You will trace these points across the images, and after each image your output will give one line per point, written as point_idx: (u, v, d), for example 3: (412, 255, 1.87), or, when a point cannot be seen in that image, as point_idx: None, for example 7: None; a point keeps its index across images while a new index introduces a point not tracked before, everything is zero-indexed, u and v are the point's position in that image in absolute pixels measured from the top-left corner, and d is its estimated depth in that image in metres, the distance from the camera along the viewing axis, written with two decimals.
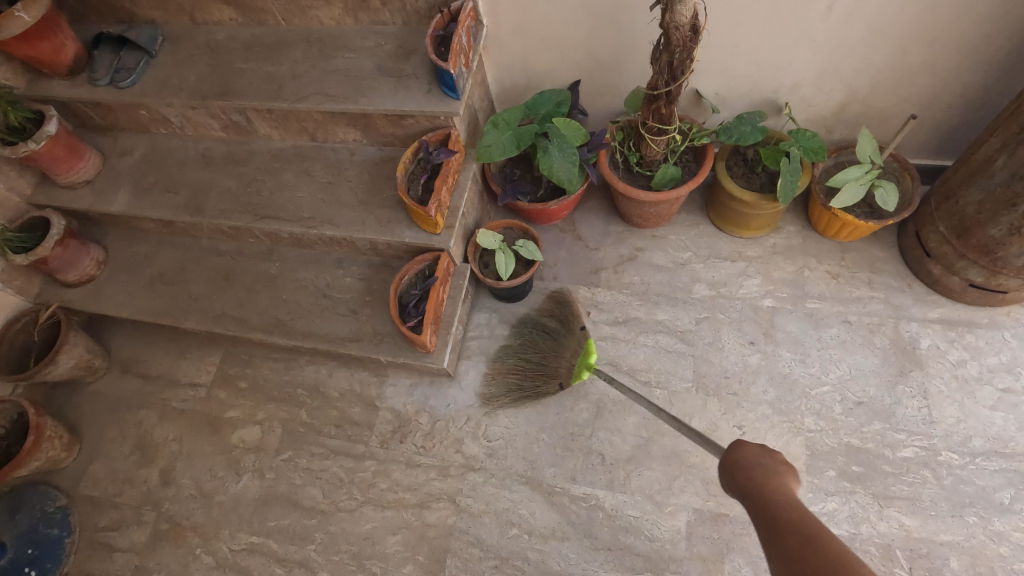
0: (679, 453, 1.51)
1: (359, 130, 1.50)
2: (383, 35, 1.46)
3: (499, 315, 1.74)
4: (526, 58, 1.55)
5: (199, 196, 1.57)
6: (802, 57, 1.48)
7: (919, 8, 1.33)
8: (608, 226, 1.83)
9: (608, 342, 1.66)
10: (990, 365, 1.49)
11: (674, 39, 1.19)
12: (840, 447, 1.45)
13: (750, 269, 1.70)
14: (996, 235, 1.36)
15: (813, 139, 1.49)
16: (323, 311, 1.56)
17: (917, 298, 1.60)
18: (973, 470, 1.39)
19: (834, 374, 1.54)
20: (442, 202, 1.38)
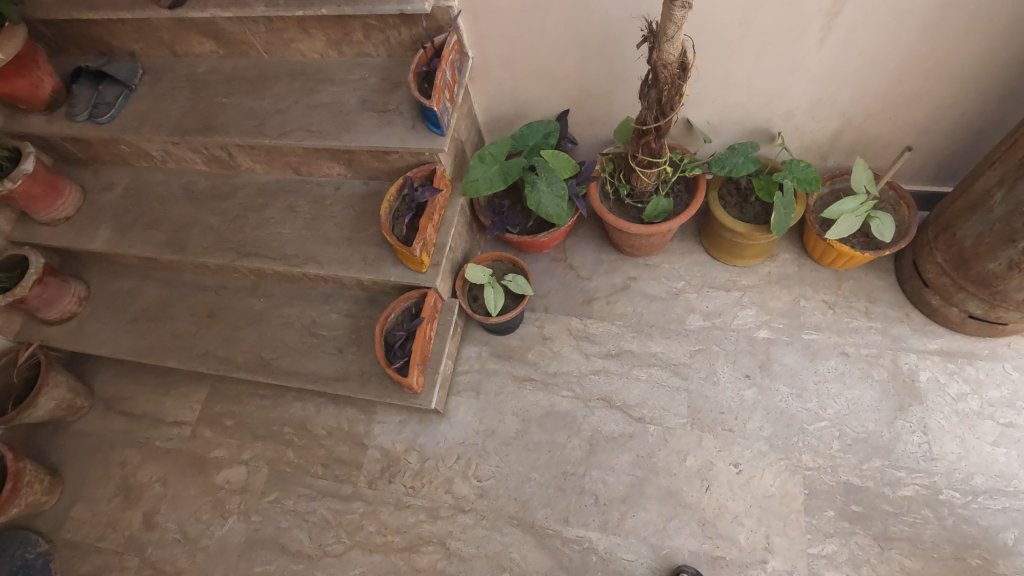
0: (674, 492, 1.46)
1: (344, 165, 1.53)
2: (367, 68, 1.52)
3: (490, 348, 1.72)
4: (513, 89, 1.56)
5: (182, 234, 1.60)
6: (791, 90, 1.39)
7: (917, 39, 1.21)
8: (601, 254, 1.80)
9: (601, 376, 1.63)
10: (990, 399, 1.45)
11: (662, 76, 1.15)
12: (839, 485, 1.42)
13: (744, 299, 1.66)
14: (996, 269, 1.29)
15: (807, 170, 1.44)
16: (308, 349, 1.58)
17: (916, 328, 1.55)
18: (976, 510, 1.35)
19: (832, 409, 1.50)
20: (427, 240, 1.40)
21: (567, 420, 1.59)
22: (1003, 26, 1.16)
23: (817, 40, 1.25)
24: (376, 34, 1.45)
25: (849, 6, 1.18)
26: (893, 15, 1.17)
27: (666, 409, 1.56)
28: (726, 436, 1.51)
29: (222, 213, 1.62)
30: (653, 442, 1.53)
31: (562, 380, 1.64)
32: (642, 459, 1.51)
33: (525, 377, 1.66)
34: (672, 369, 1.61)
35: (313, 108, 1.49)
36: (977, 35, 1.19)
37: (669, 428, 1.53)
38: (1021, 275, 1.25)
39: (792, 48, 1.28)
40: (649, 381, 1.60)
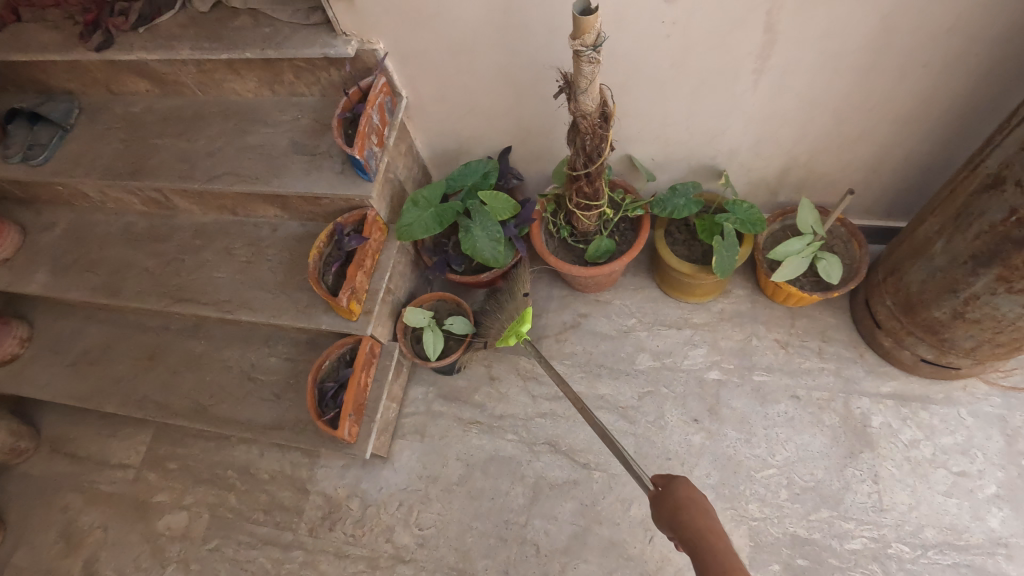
0: (616, 543, 1.42)
1: (278, 207, 1.49)
2: (301, 108, 1.49)
3: (436, 389, 1.68)
4: (452, 127, 1.52)
5: (118, 278, 1.57)
6: (730, 130, 1.34)
7: (852, 81, 1.17)
8: (552, 290, 1.76)
9: (547, 419, 1.59)
10: (944, 446, 1.40)
11: (582, 126, 1.11)
12: (785, 537, 1.37)
13: (696, 338, 1.62)
14: (941, 317, 1.24)
15: (750, 211, 1.39)
16: (246, 394, 1.55)
17: (869, 370, 1.50)
18: (924, 565, 1.30)
19: (781, 455, 1.45)
20: (357, 287, 1.36)
21: (511, 466, 1.55)
22: (938, 69, 1.11)
23: (750, 82, 1.21)
24: (306, 75, 1.41)
25: (778, 50, 1.13)
26: (824, 58, 1.13)
27: (612, 454, 1.52)
28: None
29: (160, 255, 1.58)
30: (598, 490, 1.48)
31: (508, 423, 1.60)
32: (585, 506, 1.47)
33: (470, 419, 1.62)
34: (619, 412, 1.56)
35: (245, 151, 1.45)
36: (913, 77, 1.14)
37: (613, 475, 1.49)
38: (966, 324, 1.20)
39: (726, 89, 1.24)
40: (596, 424, 1.56)
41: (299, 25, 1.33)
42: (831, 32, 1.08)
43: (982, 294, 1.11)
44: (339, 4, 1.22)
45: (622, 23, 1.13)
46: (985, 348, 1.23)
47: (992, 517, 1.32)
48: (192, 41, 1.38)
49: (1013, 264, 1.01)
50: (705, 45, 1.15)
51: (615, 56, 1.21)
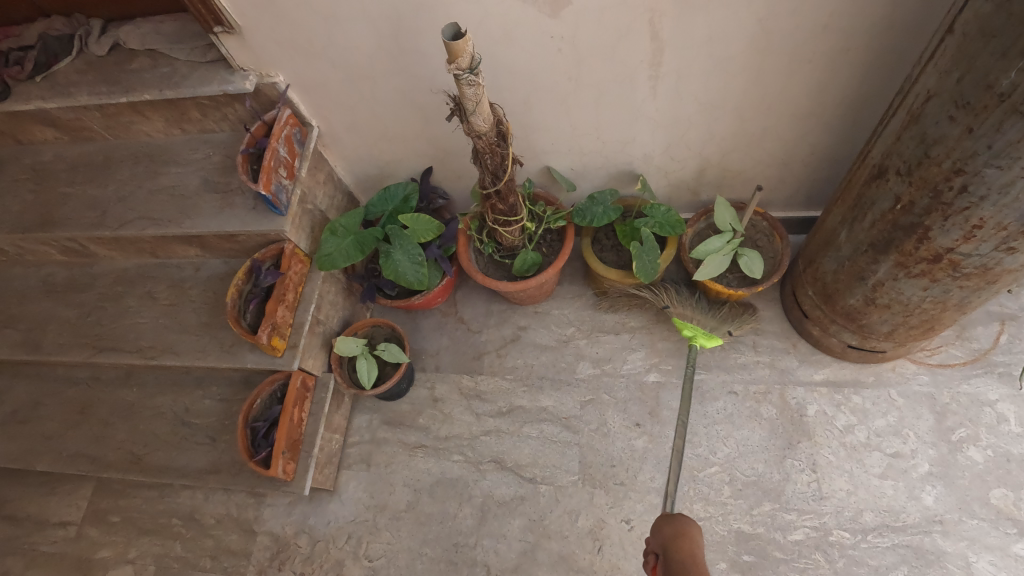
0: (566, 557, 1.41)
1: (198, 248, 1.47)
2: (212, 145, 1.47)
3: (380, 415, 1.65)
4: (369, 152, 1.51)
5: (38, 332, 1.53)
6: (638, 135, 1.36)
7: (745, 81, 1.19)
8: (491, 305, 1.75)
9: (492, 437, 1.58)
10: (877, 429, 1.41)
11: (479, 145, 1.11)
12: (730, 534, 1.37)
13: (633, 342, 1.62)
14: (856, 304, 1.26)
15: (668, 213, 1.41)
16: (180, 440, 1.51)
17: (802, 359, 1.52)
18: (865, 550, 1.30)
19: (722, 452, 1.45)
20: (279, 322, 1.34)
21: (457, 488, 1.53)
22: (823, 64, 1.14)
23: (648, 88, 1.22)
24: (212, 112, 1.39)
25: (668, 56, 1.15)
26: (713, 62, 1.15)
27: (557, 467, 1.51)
28: (617, 491, 1.46)
29: (81, 305, 1.54)
30: (545, 503, 1.47)
31: (453, 444, 1.58)
32: (533, 522, 1.46)
33: (415, 444, 1.60)
34: (563, 423, 1.56)
35: (156, 194, 1.43)
36: (801, 74, 1.16)
37: (559, 487, 1.48)
38: (879, 310, 1.22)
39: (626, 97, 1.25)
40: (540, 438, 1.55)
41: (197, 62, 1.32)
42: (714, 37, 1.10)
43: (887, 280, 1.13)
44: (231, 40, 1.21)
45: (511, 39, 1.14)
46: (901, 330, 1.25)
47: (928, 495, 1.33)
48: (90, 87, 1.35)
49: (907, 250, 1.03)
50: (596, 56, 1.16)
51: (511, 74, 1.22)
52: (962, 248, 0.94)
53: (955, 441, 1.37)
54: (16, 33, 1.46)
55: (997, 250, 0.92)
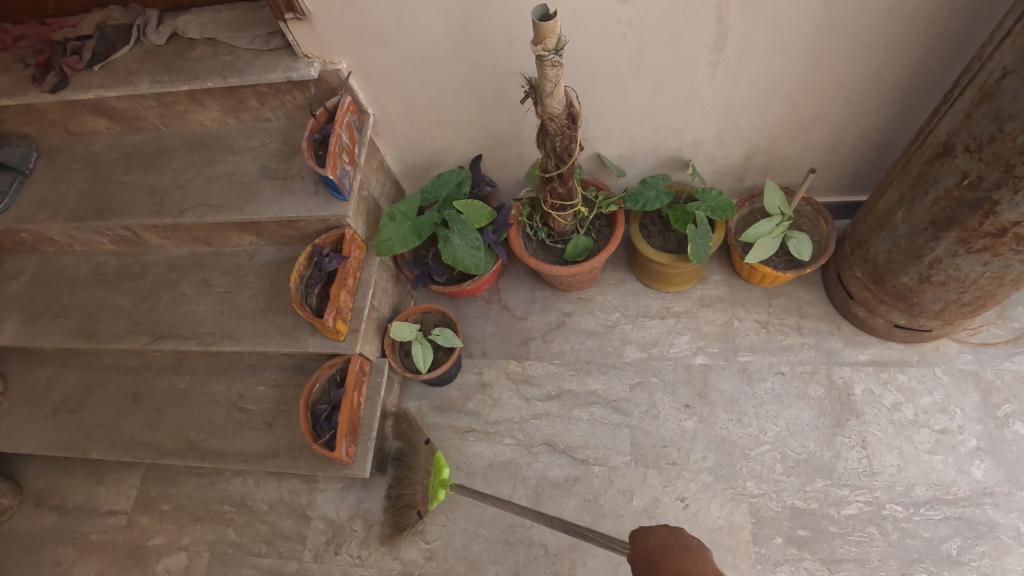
0: (622, 535, 1.44)
1: (254, 235, 1.48)
2: (268, 133, 1.49)
3: (429, 401, 1.68)
4: (422, 140, 1.53)
5: (93, 320, 1.54)
6: (692, 121, 1.39)
7: (804, 66, 1.22)
8: (535, 292, 1.78)
9: (543, 420, 1.60)
10: (924, 406, 1.45)
11: (550, 127, 1.13)
12: (785, 510, 1.40)
13: (679, 326, 1.65)
14: (909, 283, 1.29)
15: (719, 197, 1.44)
16: (236, 426, 1.53)
17: (847, 340, 1.55)
18: (918, 523, 1.34)
19: (772, 431, 1.49)
20: (342, 306, 1.36)
21: (511, 470, 1.55)
22: (881, 49, 1.17)
23: (707, 73, 1.25)
24: (270, 100, 1.41)
25: (731, 41, 1.18)
26: (775, 47, 1.18)
27: (608, 448, 1.54)
28: (669, 471, 1.48)
29: (135, 293, 1.56)
30: (599, 484, 1.50)
31: (504, 428, 1.61)
32: (588, 502, 1.48)
33: (466, 428, 1.62)
34: (612, 406, 1.59)
35: (214, 181, 1.45)
36: (858, 59, 1.20)
37: (612, 468, 1.51)
38: (933, 288, 1.25)
39: (684, 82, 1.28)
40: (590, 420, 1.58)
41: (259, 50, 1.33)
42: (779, 22, 1.13)
43: (945, 257, 1.16)
44: (299, 28, 1.23)
45: (578, 24, 1.17)
46: (952, 308, 1.29)
47: (977, 469, 1.37)
48: (150, 75, 1.36)
49: (970, 226, 1.07)
50: (661, 41, 1.19)
51: (574, 60, 1.25)
52: None
53: (1001, 417, 1.41)
54: (72, 23, 1.47)
55: None
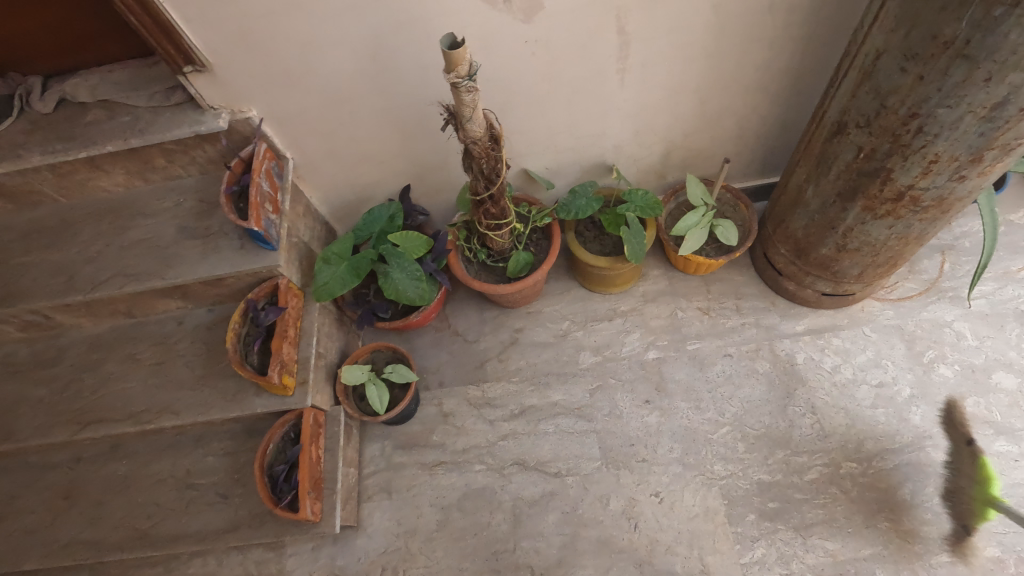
0: (606, 541, 1.44)
1: (180, 299, 1.40)
2: (182, 191, 1.41)
3: (392, 441, 1.63)
4: (347, 177, 1.51)
5: (8, 418, 1.40)
6: (610, 127, 1.44)
7: (704, 65, 1.29)
8: (483, 313, 1.78)
9: (510, 440, 1.59)
10: (860, 364, 1.55)
11: (474, 150, 1.14)
12: (753, 486, 1.45)
13: (628, 324, 1.69)
14: (828, 253, 1.38)
15: (646, 197, 1.49)
16: (188, 504, 1.42)
17: (783, 314, 1.64)
18: (873, 475, 1.42)
19: (730, 412, 1.54)
20: (286, 360, 1.30)
21: (486, 497, 1.53)
22: (768, 42, 1.26)
23: (616, 81, 1.31)
24: (179, 157, 1.34)
25: (633, 50, 1.23)
26: (674, 50, 1.25)
27: (579, 456, 1.54)
28: (641, 468, 1.51)
29: (53, 381, 1.43)
30: (575, 494, 1.50)
31: (472, 455, 1.59)
32: (568, 514, 1.48)
33: (434, 462, 1.59)
34: (577, 414, 1.60)
35: (129, 249, 1.36)
36: (750, 53, 1.28)
37: (585, 476, 1.52)
38: (849, 254, 1.35)
39: (596, 92, 1.33)
40: (557, 432, 1.58)
41: (160, 107, 1.27)
42: (675, 26, 1.19)
43: (856, 225, 1.25)
44: (201, 79, 1.19)
45: (486, 47, 1.19)
46: (869, 270, 1.39)
47: (915, 415, 1.47)
48: (42, 147, 1.27)
49: (872, 194, 1.16)
50: (568, 56, 1.23)
51: (487, 83, 1.27)
52: (921, 183, 1.07)
53: (927, 362, 1.52)
54: None
55: (950, 180, 1.05)
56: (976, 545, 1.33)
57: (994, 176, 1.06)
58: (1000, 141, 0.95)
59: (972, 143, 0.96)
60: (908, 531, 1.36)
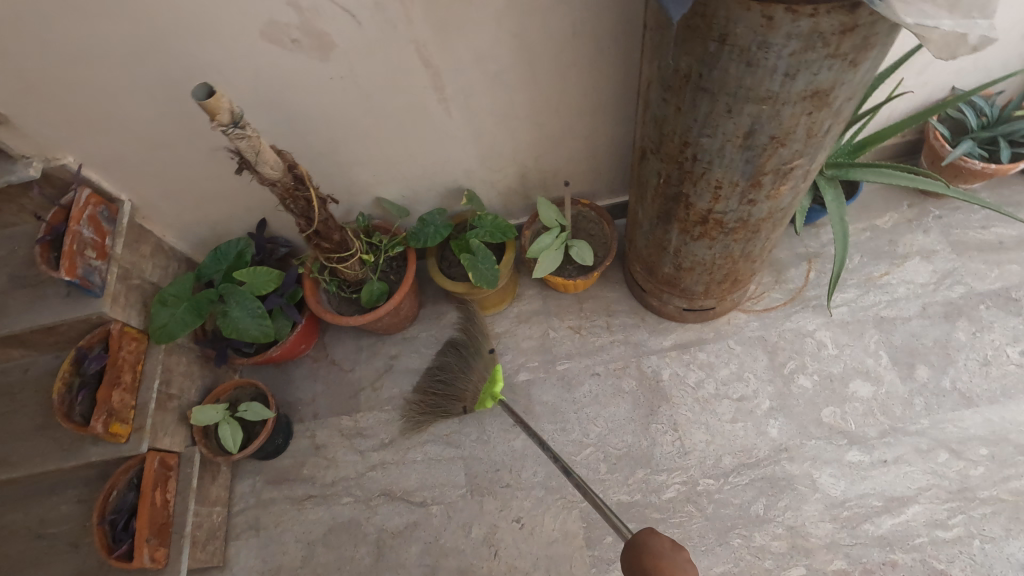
0: (465, 570, 1.44)
1: (18, 348, 1.38)
2: (16, 238, 1.39)
3: (263, 476, 1.62)
4: (194, 214, 1.49)
5: None
6: (451, 154, 1.42)
7: (527, 91, 1.28)
8: (360, 341, 1.77)
9: (379, 471, 1.58)
10: (723, 378, 1.54)
11: (275, 191, 1.12)
12: (612, 508, 1.45)
13: (500, 347, 1.68)
14: (671, 272, 1.38)
15: (495, 221, 1.48)
16: (39, 555, 1.40)
17: (651, 330, 1.64)
18: (729, 491, 1.42)
19: (594, 432, 1.54)
20: (116, 408, 1.28)
21: (352, 530, 1.52)
22: (587, 65, 1.24)
23: (440, 110, 1.29)
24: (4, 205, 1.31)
25: (447, 80, 1.22)
26: (490, 78, 1.23)
27: (445, 484, 1.54)
28: (504, 494, 1.51)
29: None
30: (438, 523, 1.50)
31: (342, 487, 1.58)
32: (430, 544, 1.48)
33: (303, 496, 1.58)
34: (445, 441, 1.59)
35: None
36: (572, 77, 1.27)
37: (449, 504, 1.52)
38: (687, 273, 1.34)
39: (424, 122, 1.31)
40: (425, 461, 1.58)
41: None
42: (481, 57, 1.18)
43: (682, 246, 1.25)
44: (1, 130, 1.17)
45: (290, 85, 1.17)
46: (713, 287, 1.38)
47: (772, 428, 1.47)
48: None
49: (682, 217, 1.15)
50: (379, 89, 1.21)
51: (305, 118, 1.25)
52: (717, 207, 1.06)
53: (788, 373, 1.52)
54: None
55: (743, 204, 1.04)
56: (822, 558, 1.33)
57: (788, 196, 1.05)
58: (769, 166, 0.94)
59: (744, 169, 0.95)
60: (758, 547, 1.36)
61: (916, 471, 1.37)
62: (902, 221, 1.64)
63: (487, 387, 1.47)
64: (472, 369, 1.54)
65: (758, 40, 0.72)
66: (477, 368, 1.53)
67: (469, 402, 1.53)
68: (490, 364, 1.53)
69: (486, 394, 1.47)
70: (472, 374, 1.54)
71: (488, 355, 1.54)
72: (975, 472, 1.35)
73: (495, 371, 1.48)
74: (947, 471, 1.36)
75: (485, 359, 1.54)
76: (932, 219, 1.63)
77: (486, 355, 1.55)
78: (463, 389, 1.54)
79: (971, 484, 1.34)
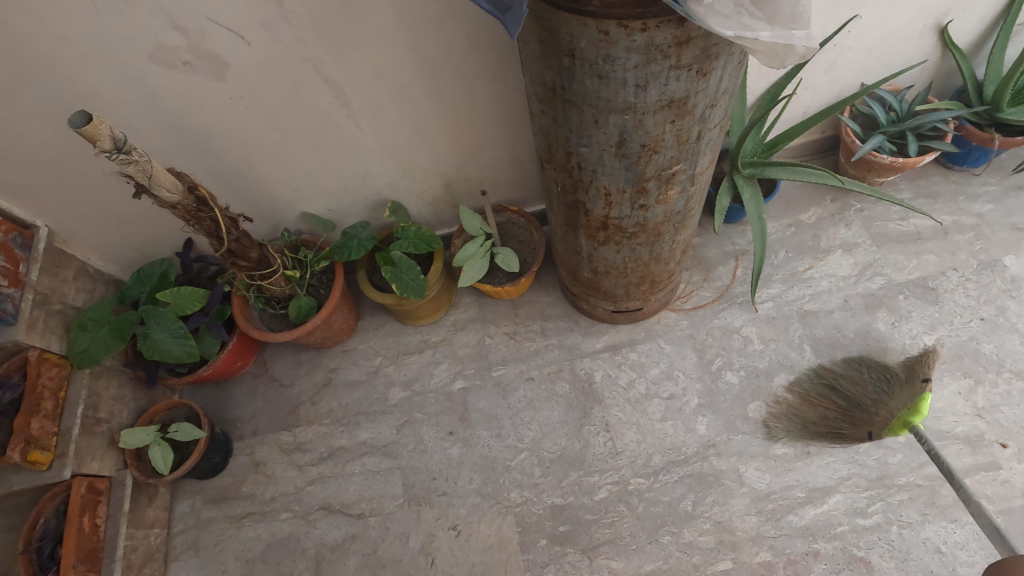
0: None
1: None
2: None
3: (202, 496, 1.59)
4: (118, 236, 1.50)
5: None
6: (370, 168, 1.44)
7: (434, 103, 1.30)
8: (299, 355, 1.75)
9: (317, 485, 1.57)
10: (654, 377, 1.56)
11: (177, 213, 1.13)
12: (546, 511, 1.46)
13: (437, 355, 1.69)
14: (590, 276, 1.39)
15: (418, 231, 1.48)
16: None
17: (584, 333, 1.66)
18: (658, 489, 1.43)
19: (529, 436, 1.55)
20: (36, 436, 1.28)
21: (289, 546, 1.51)
22: (490, 76, 1.27)
23: (350, 125, 1.31)
24: None
25: (351, 95, 1.24)
26: (395, 92, 1.26)
27: (382, 495, 1.54)
28: (440, 502, 1.51)
29: None
30: (376, 535, 1.50)
31: (280, 503, 1.56)
32: (368, 556, 1.47)
33: (242, 513, 1.55)
34: (382, 452, 1.59)
35: None
36: (478, 88, 1.29)
37: (387, 515, 1.51)
38: (604, 276, 1.36)
39: (336, 137, 1.33)
40: (363, 472, 1.57)
41: None
42: (381, 71, 1.20)
43: (592, 251, 1.26)
44: None
45: (192, 106, 1.18)
46: (632, 289, 1.41)
47: (701, 425, 1.49)
48: None
49: (585, 224, 1.16)
50: (284, 107, 1.23)
51: (214, 139, 1.27)
52: (612, 213, 1.08)
53: (716, 370, 1.54)
54: None
55: (635, 209, 1.06)
56: (749, 551, 1.34)
57: (679, 200, 1.07)
58: (649, 173, 0.96)
59: (626, 176, 0.97)
60: (688, 543, 1.37)
61: (838, 460, 1.40)
62: (824, 216, 1.70)
63: (901, 414, 1.21)
64: (891, 397, 1.28)
65: (602, 53, 0.74)
66: (898, 394, 1.25)
67: (876, 428, 1.27)
68: (914, 394, 1.23)
69: (901, 421, 1.21)
70: (890, 400, 1.28)
71: (918, 385, 1.25)
72: (893, 459, 1.38)
73: (918, 398, 1.20)
74: (868, 460, 1.39)
75: (913, 389, 1.24)
76: (853, 213, 1.70)
77: (914, 385, 1.25)
78: (871, 413, 1.30)
79: (890, 471, 1.37)
